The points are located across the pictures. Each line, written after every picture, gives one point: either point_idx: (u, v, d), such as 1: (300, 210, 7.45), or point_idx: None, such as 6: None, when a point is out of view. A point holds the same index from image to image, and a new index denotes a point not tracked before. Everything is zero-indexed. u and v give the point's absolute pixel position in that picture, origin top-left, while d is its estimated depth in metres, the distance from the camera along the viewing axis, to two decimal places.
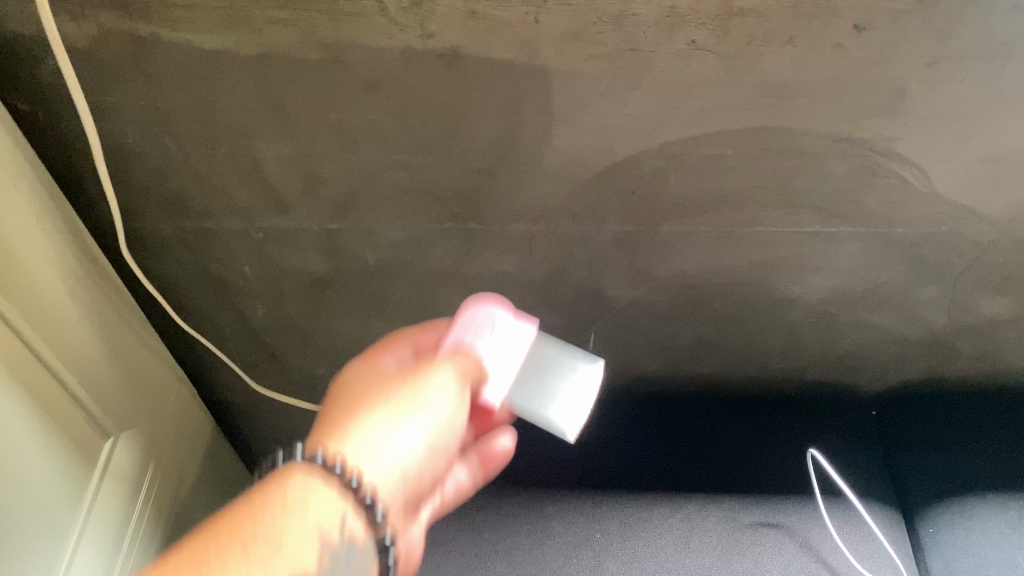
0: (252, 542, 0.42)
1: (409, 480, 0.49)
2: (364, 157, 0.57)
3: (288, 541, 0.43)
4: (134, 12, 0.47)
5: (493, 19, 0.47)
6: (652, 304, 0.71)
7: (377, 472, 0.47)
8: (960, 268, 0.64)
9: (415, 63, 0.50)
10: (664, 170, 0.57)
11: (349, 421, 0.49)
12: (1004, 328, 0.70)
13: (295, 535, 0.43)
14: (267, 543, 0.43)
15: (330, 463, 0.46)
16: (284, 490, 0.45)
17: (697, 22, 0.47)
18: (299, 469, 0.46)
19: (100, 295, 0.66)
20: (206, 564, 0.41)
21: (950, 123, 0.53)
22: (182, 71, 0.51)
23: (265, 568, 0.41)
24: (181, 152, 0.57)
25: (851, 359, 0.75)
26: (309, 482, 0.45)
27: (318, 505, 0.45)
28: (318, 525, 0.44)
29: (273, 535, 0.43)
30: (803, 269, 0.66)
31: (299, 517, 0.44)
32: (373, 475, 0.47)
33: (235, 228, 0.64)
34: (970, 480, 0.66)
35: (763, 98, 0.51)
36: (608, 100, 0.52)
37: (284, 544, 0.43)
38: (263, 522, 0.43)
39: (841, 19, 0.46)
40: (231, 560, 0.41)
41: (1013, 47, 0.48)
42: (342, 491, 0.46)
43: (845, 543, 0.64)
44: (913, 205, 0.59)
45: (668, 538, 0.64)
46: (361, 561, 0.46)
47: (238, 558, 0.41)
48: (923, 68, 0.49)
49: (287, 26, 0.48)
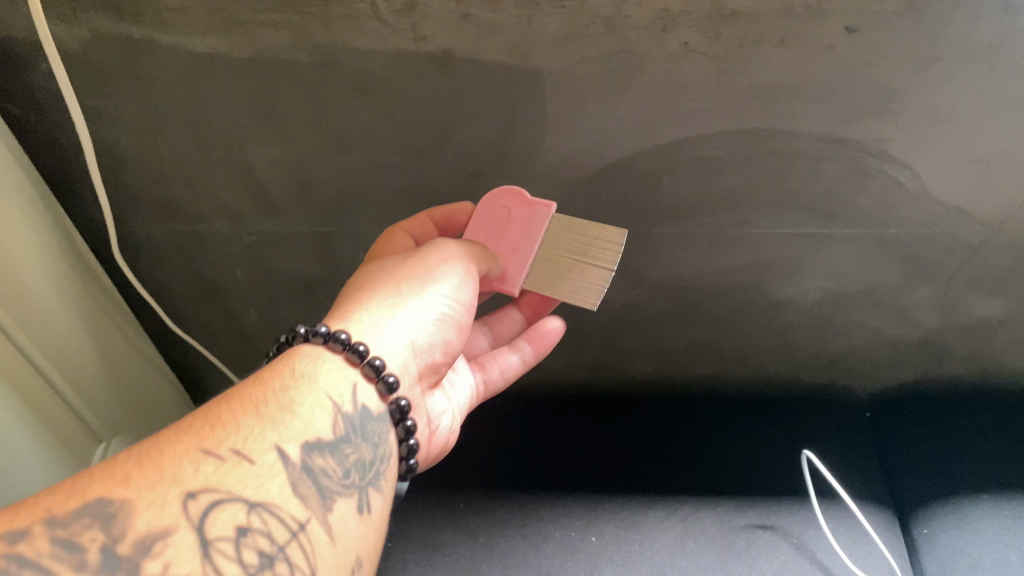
0: (263, 406, 0.40)
1: (419, 351, 0.49)
2: (357, 160, 0.58)
3: (300, 404, 0.41)
4: (127, 14, 0.47)
5: (486, 22, 0.47)
6: (646, 306, 0.71)
7: (388, 355, 0.47)
8: (953, 268, 0.64)
9: (407, 66, 0.50)
10: (656, 172, 0.57)
11: (354, 304, 0.48)
12: (996, 329, 0.70)
13: (308, 402, 0.41)
14: (278, 404, 0.40)
15: (336, 335, 0.45)
16: (291, 367, 0.43)
17: (689, 24, 0.47)
18: (304, 353, 0.44)
19: (90, 298, 0.66)
20: (221, 426, 0.38)
21: (940, 125, 0.53)
22: (175, 74, 0.51)
23: (284, 436, 0.39)
24: (174, 156, 0.57)
25: (845, 361, 0.76)
26: (315, 362, 0.44)
27: (327, 376, 0.43)
28: (328, 394, 0.42)
29: (285, 398, 0.41)
30: (796, 271, 0.66)
31: (309, 386, 0.42)
32: (385, 360, 0.46)
33: (227, 232, 0.64)
34: (964, 481, 0.66)
35: (755, 99, 0.52)
36: (600, 102, 0.52)
37: (296, 410, 0.40)
38: (274, 387, 0.41)
39: (831, 21, 0.47)
40: (244, 423, 0.38)
41: (1002, 48, 0.48)
42: (352, 361, 0.45)
43: (841, 544, 0.63)
44: (905, 206, 0.59)
45: (664, 540, 0.63)
46: (381, 466, 0.44)
47: (254, 427, 0.38)
48: (913, 69, 0.49)
49: (279, 29, 0.48)
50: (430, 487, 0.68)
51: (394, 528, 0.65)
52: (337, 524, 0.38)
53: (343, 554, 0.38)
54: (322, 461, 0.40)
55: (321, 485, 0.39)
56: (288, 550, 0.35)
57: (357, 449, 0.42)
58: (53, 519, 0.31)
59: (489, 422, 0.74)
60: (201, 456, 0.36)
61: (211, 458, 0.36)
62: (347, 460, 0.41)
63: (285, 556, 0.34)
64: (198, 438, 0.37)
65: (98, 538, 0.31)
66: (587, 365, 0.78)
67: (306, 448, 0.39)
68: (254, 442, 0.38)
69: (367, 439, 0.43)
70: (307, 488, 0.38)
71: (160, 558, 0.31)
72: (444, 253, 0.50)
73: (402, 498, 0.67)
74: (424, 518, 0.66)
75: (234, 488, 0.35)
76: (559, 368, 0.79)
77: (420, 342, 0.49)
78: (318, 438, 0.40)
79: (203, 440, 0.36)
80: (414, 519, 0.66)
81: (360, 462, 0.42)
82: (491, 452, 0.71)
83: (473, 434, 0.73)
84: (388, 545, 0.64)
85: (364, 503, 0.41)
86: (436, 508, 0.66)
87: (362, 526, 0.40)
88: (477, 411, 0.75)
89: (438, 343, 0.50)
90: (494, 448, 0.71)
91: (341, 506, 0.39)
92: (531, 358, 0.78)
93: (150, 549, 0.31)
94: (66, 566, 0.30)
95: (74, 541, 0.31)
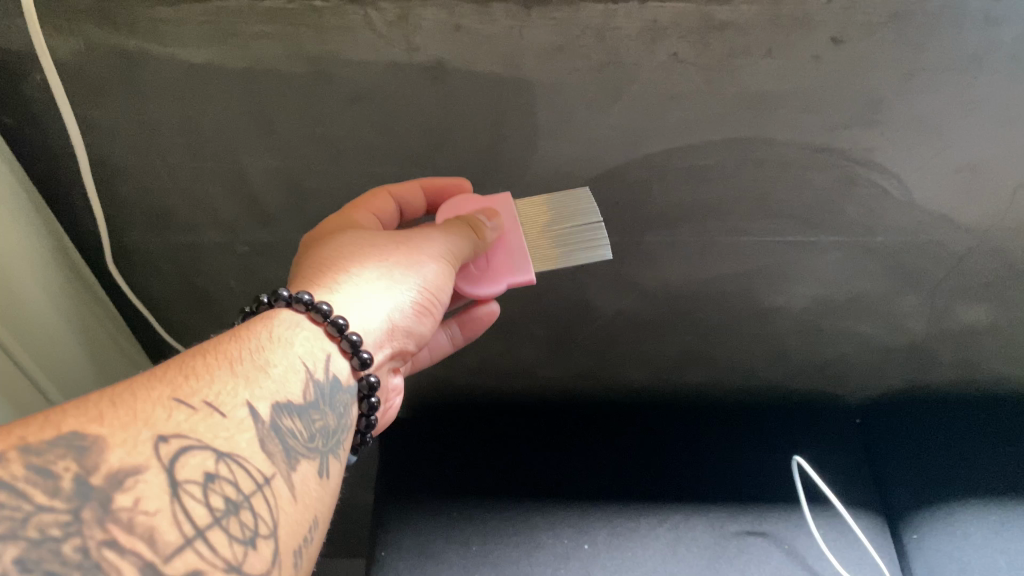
0: (238, 363, 0.39)
1: (395, 331, 0.50)
2: (350, 170, 0.58)
3: (274, 366, 0.40)
4: (121, 27, 0.47)
5: (478, 32, 0.48)
6: (636, 314, 0.71)
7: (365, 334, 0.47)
8: (939, 276, 0.65)
9: (401, 76, 0.51)
10: (647, 181, 0.58)
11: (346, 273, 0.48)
12: (982, 335, 0.71)
13: (281, 364, 0.40)
14: (253, 363, 0.39)
15: (318, 304, 0.44)
16: (269, 329, 0.42)
17: (677, 35, 0.48)
18: (284, 318, 0.43)
19: (80, 305, 0.67)
20: (196, 376, 0.36)
21: (925, 133, 0.54)
22: (168, 84, 0.51)
23: (257, 394, 0.38)
24: (167, 166, 0.57)
25: (834, 368, 0.76)
26: (294, 329, 0.43)
27: (302, 343, 0.43)
28: (303, 360, 0.42)
29: (260, 359, 0.40)
30: (786, 279, 0.67)
31: (284, 351, 0.41)
32: (362, 336, 0.46)
33: (219, 242, 0.64)
34: (953, 486, 0.67)
35: (744, 108, 0.52)
36: (591, 111, 0.53)
37: (270, 371, 0.39)
38: (248, 347, 0.40)
39: (817, 32, 0.48)
40: (217, 377, 0.37)
41: (985, 58, 0.49)
42: (330, 333, 0.44)
43: (831, 550, 0.63)
44: (892, 215, 0.60)
45: (656, 547, 0.64)
46: (342, 437, 0.43)
47: (228, 382, 0.37)
48: (899, 79, 0.50)
49: (273, 40, 0.48)
50: (422, 495, 0.68)
51: (386, 538, 0.65)
52: (299, 484, 0.38)
53: (303, 514, 0.37)
54: (291, 423, 0.39)
55: (289, 444, 0.38)
56: (254, 501, 0.34)
57: (324, 417, 0.42)
58: (26, 446, 0.29)
59: (479, 428, 0.74)
60: (173, 403, 0.34)
61: (184, 406, 0.34)
62: (313, 426, 0.40)
63: (249, 506, 0.33)
64: (172, 385, 0.35)
65: (72, 468, 0.29)
66: (578, 373, 0.79)
67: (276, 409, 0.38)
68: (227, 396, 0.36)
69: (333, 408, 0.43)
70: (276, 445, 0.37)
71: (132, 493, 0.30)
72: (433, 247, 0.50)
73: (395, 507, 0.67)
74: (417, 526, 0.66)
75: (205, 437, 0.34)
76: (550, 375, 0.79)
77: (398, 323, 0.50)
78: (289, 400, 0.39)
79: (177, 388, 0.35)
80: (407, 528, 0.66)
81: (324, 430, 0.41)
82: (481, 459, 0.71)
83: (462, 440, 0.73)
84: (381, 554, 0.64)
85: (324, 468, 0.40)
86: (428, 517, 0.67)
87: (319, 491, 0.39)
88: (468, 419, 0.75)
89: (414, 329, 0.51)
90: (484, 454, 0.71)
91: (305, 468, 0.38)
92: (523, 366, 0.78)
93: (122, 483, 0.30)
94: (40, 492, 0.28)
95: (48, 469, 0.29)
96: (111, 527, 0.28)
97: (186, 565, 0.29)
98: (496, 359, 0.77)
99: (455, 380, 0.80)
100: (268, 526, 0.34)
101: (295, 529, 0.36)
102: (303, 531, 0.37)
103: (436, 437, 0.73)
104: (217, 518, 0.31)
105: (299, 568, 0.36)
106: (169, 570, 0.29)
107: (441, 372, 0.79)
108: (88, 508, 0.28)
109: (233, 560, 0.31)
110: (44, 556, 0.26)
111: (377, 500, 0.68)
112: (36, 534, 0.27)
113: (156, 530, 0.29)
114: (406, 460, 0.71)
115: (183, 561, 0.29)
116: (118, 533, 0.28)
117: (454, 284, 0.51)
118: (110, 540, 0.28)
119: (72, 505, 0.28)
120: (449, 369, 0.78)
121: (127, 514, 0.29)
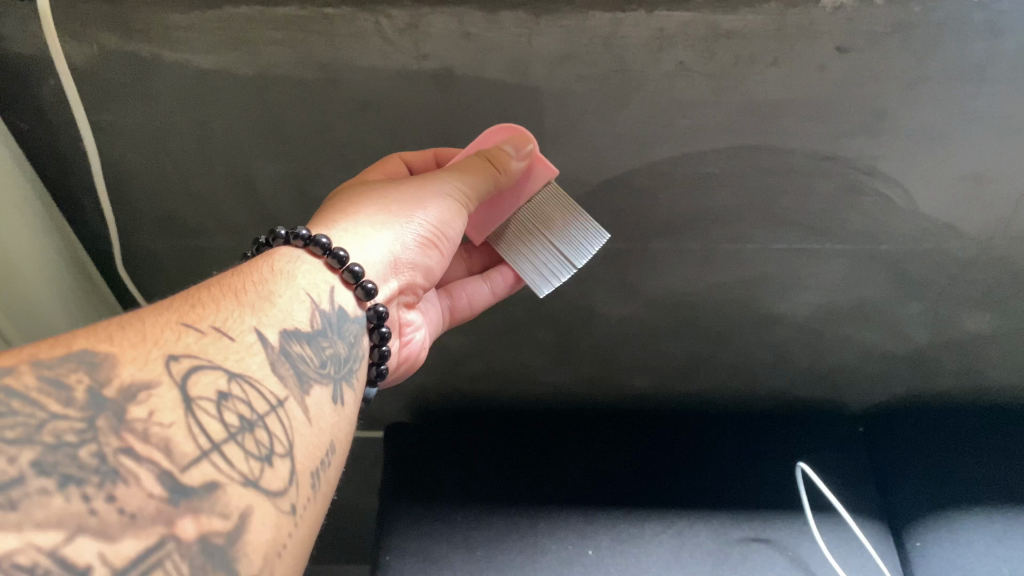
0: (243, 294, 0.39)
1: (399, 266, 0.50)
2: (358, 175, 0.58)
3: (279, 297, 0.40)
4: (135, 33, 0.48)
5: (487, 40, 0.49)
6: (641, 321, 0.72)
7: (370, 268, 0.47)
8: (943, 284, 0.66)
9: (410, 83, 0.51)
10: (652, 188, 0.59)
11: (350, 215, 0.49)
12: (986, 345, 0.72)
13: (287, 295, 0.41)
14: (258, 293, 0.39)
15: (317, 238, 0.45)
16: (271, 264, 0.42)
17: (684, 43, 0.48)
18: (283, 253, 0.44)
19: (89, 305, 0.67)
20: (203, 304, 0.36)
21: (929, 143, 0.54)
22: (181, 89, 0.52)
23: (264, 320, 0.38)
24: (177, 170, 0.58)
25: (838, 375, 0.77)
26: (295, 262, 0.44)
27: (305, 276, 0.43)
28: (307, 291, 0.42)
29: (264, 290, 0.40)
30: (790, 286, 0.67)
31: (287, 283, 0.42)
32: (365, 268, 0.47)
33: (228, 246, 0.65)
34: (958, 494, 0.67)
35: (749, 116, 0.53)
36: (598, 118, 0.53)
37: (276, 301, 0.40)
38: (254, 278, 0.41)
39: (823, 41, 0.48)
40: (224, 306, 0.37)
41: (988, 69, 0.50)
42: (330, 266, 0.45)
43: (836, 557, 0.63)
44: (896, 223, 0.60)
45: (659, 554, 0.64)
46: (355, 365, 0.44)
47: (235, 309, 0.37)
48: (903, 88, 0.51)
49: (285, 46, 0.49)
50: (427, 501, 0.68)
51: (391, 542, 0.66)
52: (314, 407, 0.38)
53: (319, 436, 0.37)
54: (301, 348, 0.39)
55: (300, 369, 0.38)
56: (268, 421, 0.34)
57: (333, 344, 0.42)
58: (38, 361, 0.29)
59: (485, 434, 0.74)
60: (182, 327, 0.34)
61: (193, 330, 0.34)
62: (324, 353, 0.41)
63: (264, 425, 0.34)
64: (178, 312, 0.35)
65: (85, 381, 0.29)
66: (582, 380, 0.79)
67: (285, 335, 0.38)
68: (235, 321, 0.37)
69: (342, 337, 0.43)
70: (287, 368, 0.37)
71: (146, 406, 0.30)
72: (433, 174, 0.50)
73: (400, 512, 0.67)
74: (421, 531, 0.66)
75: (217, 357, 0.34)
76: (555, 382, 0.79)
77: (401, 256, 0.50)
78: (297, 327, 0.40)
79: (184, 314, 0.35)
80: (412, 533, 0.66)
81: (335, 356, 0.42)
82: (486, 465, 0.71)
83: (468, 446, 0.73)
84: (386, 558, 0.64)
85: (338, 394, 0.41)
86: (433, 522, 0.67)
87: (335, 416, 0.40)
88: (474, 425, 0.76)
89: (419, 265, 0.51)
90: (489, 460, 0.72)
91: (318, 392, 0.38)
92: (528, 373, 0.78)
93: (136, 396, 0.30)
94: (53, 401, 0.28)
95: (61, 382, 0.29)
96: (126, 436, 0.28)
97: (203, 476, 0.29)
98: (501, 366, 0.78)
99: (460, 388, 0.81)
100: (284, 445, 0.34)
101: (312, 449, 0.36)
102: (320, 454, 0.37)
103: (441, 442, 0.73)
104: (232, 434, 0.32)
105: (318, 489, 0.36)
106: (185, 479, 0.29)
107: (446, 378, 0.79)
108: (102, 417, 0.28)
109: (250, 474, 0.31)
110: (61, 461, 0.26)
111: (382, 504, 0.69)
112: (52, 439, 0.27)
113: (172, 441, 0.29)
114: (411, 466, 0.71)
115: (199, 472, 0.29)
116: (132, 442, 0.28)
117: (461, 219, 0.51)
118: (125, 448, 0.28)
119: (87, 414, 0.28)
120: (454, 376, 0.79)
121: (141, 425, 0.29)
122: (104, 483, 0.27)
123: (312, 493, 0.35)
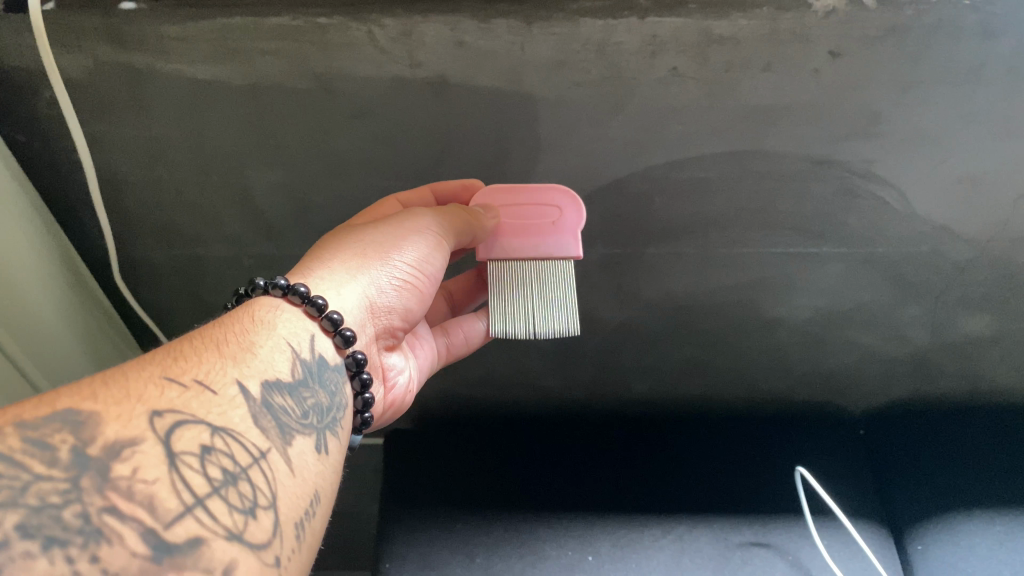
0: (225, 345, 0.40)
1: (376, 309, 0.52)
2: (355, 183, 0.59)
3: (260, 347, 0.42)
4: (130, 43, 0.48)
5: (480, 48, 0.49)
6: (639, 325, 0.72)
7: (346, 314, 0.49)
8: (941, 287, 0.65)
9: (404, 92, 0.51)
10: (648, 193, 0.59)
11: (342, 264, 0.50)
12: (985, 347, 0.71)
13: (267, 346, 0.42)
14: (239, 345, 0.41)
15: (296, 287, 0.46)
16: (252, 314, 0.44)
17: (677, 49, 0.48)
18: (264, 303, 0.45)
19: (83, 313, 0.67)
20: (186, 358, 0.38)
21: (922, 146, 0.54)
22: (177, 100, 0.52)
23: (245, 373, 0.39)
24: (174, 180, 0.58)
25: (838, 378, 0.76)
26: (275, 312, 0.45)
27: (286, 325, 0.45)
28: (288, 341, 0.44)
29: (245, 342, 0.42)
30: (788, 290, 0.67)
31: (269, 333, 0.43)
32: (342, 314, 0.48)
33: (226, 255, 0.65)
34: (959, 498, 0.66)
35: (745, 121, 0.53)
36: (593, 125, 0.53)
37: (257, 352, 0.41)
38: (236, 331, 0.42)
39: (816, 45, 0.48)
40: (206, 358, 0.39)
41: (982, 71, 0.50)
42: (310, 313, 0.46)
43: (836, 561, 0.63)
44: (893, 226, 0.60)
45: (660, 559, 0.64)
46: (338, 415, 0.45)
47: (216, 363, 0.39)
48: (897, 91, 0.51)
49: (277, 56, 0.49)
50: (428, 508, 0.68)
51: (391, 549, 0.65)
52: (296, 458, 0.39)
53: (302, 487, 0.38)
54: (282, 400, 0.40)
55: (282, 419, 0.39)
56: (252, 473, 0.35)
57: (314, 394, 0.43)
58: (22, 422, 0.30)
59: (486, 441, 0.74)
60: (165, 381, 0.35)
61: (176, 384, 0.36)
62: (305, 403, 0.42)
63: (248, 478, 0.35)
64: (162, 366, 0.36)
65: (68, 441, 0.30)
66: (580, 385, 0.79)
67: (266, 386, 0.40)
68: (217, 374, 0.38)
69: (323, 386, 0.45)
70: (268, 420, 0.38)
71: (130, 463, 0.31)
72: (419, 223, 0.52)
73: (402, 519, 0.67)
74: (422, 538, 0.66)
75: (199, 411, 0.35)
76: (553, 388, 0.79)
77: (377, 300, 0.51)
78: (278, 378, 0.41)
79: (167, 368, 0.36)
80: (412, 540, 0.66)
81: (317, 406, 0.43)
82: (486, 472, 0.71)
83: (469, 453, 0.73)
84: (387, 565, 0.64)
85: (321, 444, 0.42)
86: (433, 529, 0.67)
87: (319, 465, 0.41)
88: (475, 432, 0.76)
89: (398, 306, 0.53)
90: (490, 467, 0.72)
91: (300, 442, 0.40)
92: (527, 378, 0.78)
93: (120, 454, 0.31)
94: (37, 462, 0.29)
95: (44, 442, 0.30)
96: (110, 495, 0.29)
97: (187, 531, 0.30)
98: (500, 371, 0.77)
99: (460, 393, 0.81)
100: (267, 497, 0.35)
101: (295, 500, 0.37)
102: (303, 504, 0.38)
103: (443, 449, 0.73)
104: (216, 488, 0.33)
105: (304, 540, 0.37)
106: (170, 535, 0.30)
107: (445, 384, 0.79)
108: (87, 476, 0.29)
109: (233, 528, 0.32)
110: (45, 522, 0.27)
111: (383, 510, 0.69)
112: (36, 500, 0.28)
113: (156, 497, 0.30)
114: (412, 473, 0.71)
115: (183, 528, 0.30)
116: (117, 500, 0.29)
117: (439, 258, 0.53)
118: (109, 506, 0.29)
119: (70, 473, 0.29)
120: (454, 381, 0.79)
121: (125, 482, 0.30)
122: (87, 544, 0.27)
123: (295, 546, 0.36)
